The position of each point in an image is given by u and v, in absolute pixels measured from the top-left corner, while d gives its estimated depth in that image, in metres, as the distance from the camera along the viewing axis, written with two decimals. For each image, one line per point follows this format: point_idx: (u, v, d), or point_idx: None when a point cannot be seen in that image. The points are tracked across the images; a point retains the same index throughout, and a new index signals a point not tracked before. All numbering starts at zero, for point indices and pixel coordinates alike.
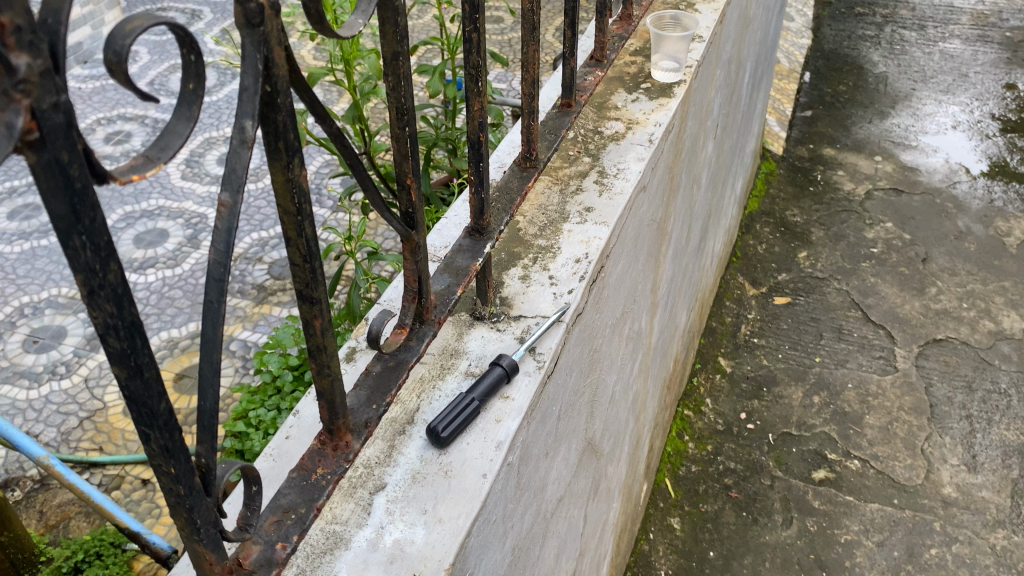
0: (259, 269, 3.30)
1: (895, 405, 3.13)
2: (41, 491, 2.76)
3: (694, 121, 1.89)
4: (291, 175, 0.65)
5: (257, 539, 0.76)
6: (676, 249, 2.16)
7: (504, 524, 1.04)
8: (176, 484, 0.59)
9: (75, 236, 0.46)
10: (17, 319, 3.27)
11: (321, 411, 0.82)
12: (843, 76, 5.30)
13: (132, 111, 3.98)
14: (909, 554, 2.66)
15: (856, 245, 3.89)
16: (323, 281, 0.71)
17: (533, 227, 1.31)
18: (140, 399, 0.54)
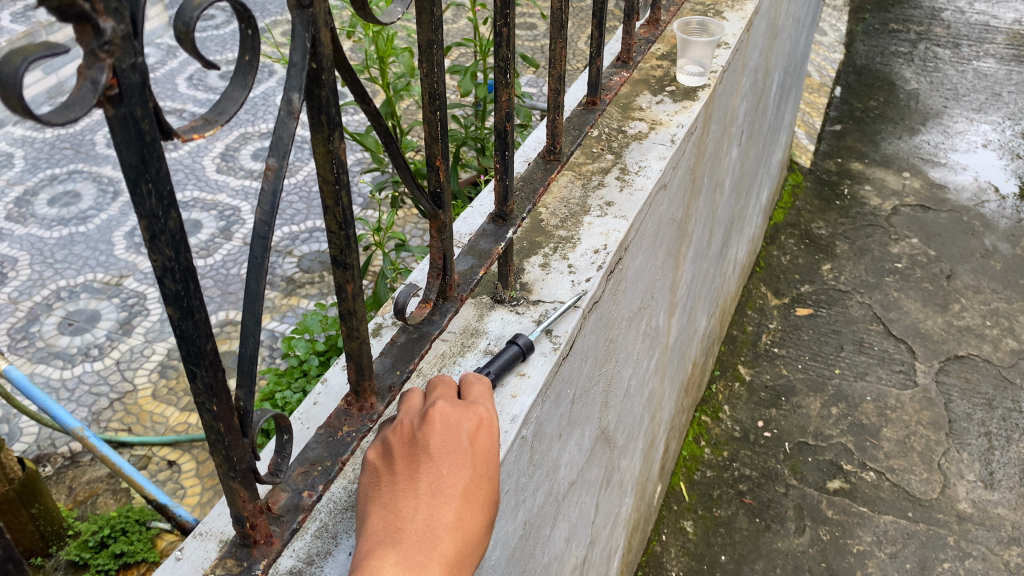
0: (290, 262, 3.38)
1: (913, 419, 3.14)
2: (71, 468, 2.84)
3: (718, 125, 1.94)
4: (331, 147, 0.71)
5: (286, 486, 0.83)
6: (697, 251, 2.20)
7: (516, 496, 1.09)
8: (217, 422, 0.65)
9: (142, 183, 0.52)
10: (54, 301, 3.37)
11: (348, 371, 0.88)
12: (874, 92, 5.31)
13: (171, 105, 4.11)
14: (921, 567, 2.67)
15: (880, 259, 3.90)
16: (356, 249, 0.77)
17: (555, 218, 1.37)
18: (190, 338, 0.60)
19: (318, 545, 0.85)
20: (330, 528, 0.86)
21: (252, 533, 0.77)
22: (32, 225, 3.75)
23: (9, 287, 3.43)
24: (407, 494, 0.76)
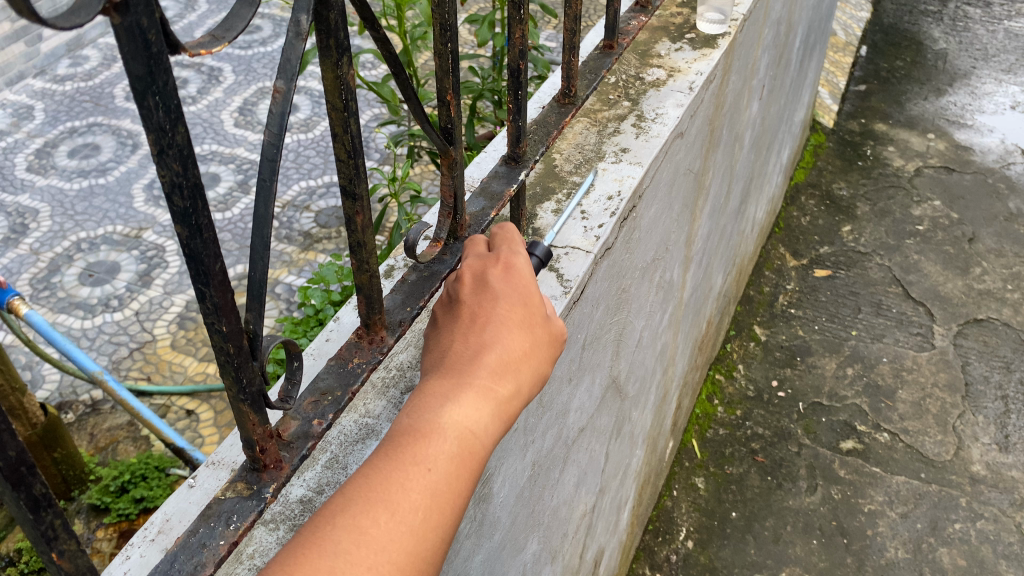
0: (307, 217, 3.39)
1: (929, 381, 3.13)
2: (92, 415, 2.88)
3: (738, 75, 1.91)
4: (340, 73, 0.71)
5: (296, 415, 0.83)
6: (714, 206, 2.18)
7: (525, 437, 1.12)
8: (226, 342, 0.66)
9: (149, 96, 0.53)
10: (75, 253, 3.41)
11: (359, 305, 0.88)
12: (901, 51, 5.20)
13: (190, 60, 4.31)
14: (932, 527, 2.67)
15: (901, 221, 3.85)
16: (365, 178, 0.78)
17: (569, 164, 1.36)
18: (198, 257, 0.61)
19: (328, 475, 0.87)
20: (339, 459, 0.89)
21: (262, 458, 0.77)
22: (53, 177, 3.77)
23: (30, 238, 3.47)
24: (449, 331, 0.84)
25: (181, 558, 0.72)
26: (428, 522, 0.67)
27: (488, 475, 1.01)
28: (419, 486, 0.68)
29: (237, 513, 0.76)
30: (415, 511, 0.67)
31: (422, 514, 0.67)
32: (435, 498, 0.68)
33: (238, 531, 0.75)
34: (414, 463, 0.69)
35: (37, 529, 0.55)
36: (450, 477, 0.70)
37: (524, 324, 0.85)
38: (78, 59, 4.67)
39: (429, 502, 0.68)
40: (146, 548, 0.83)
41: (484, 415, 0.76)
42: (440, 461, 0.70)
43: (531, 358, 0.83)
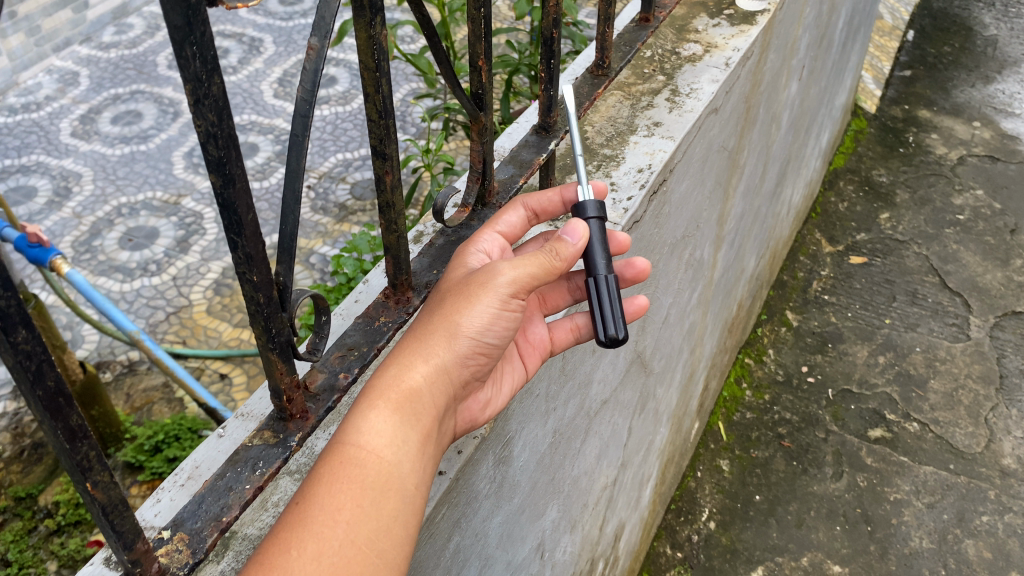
0: (342, 189, 3.43)
1: (963, 372, 3.08)
2: (129, 375, 2.94)
3: (776, 54, 1.89)
4: (373, 33, 0.72)
5: (323, 368, 0.86)
6: (748, 186, 2.16)
7: (547, 403, 1.15)
8: (256, 292, 0.68)
9: (187, 46, 0.55)
10: (115, 217, 3.47)
11: (387, 265, 0.90)
12: (949, 37, 5.08)
13: (231, 29, 4.35)
14: (959, 519, 2.64)
15: (942, 210, 3.78)
16: (395, 139, 0.79)
17: (601, 137, 1.37)
18: (231, 206, 0.63)
19: None
20: None
21: (289, 407, 0.80)
22: (96, 142, 3.84)
23: (73, 202, 3.54)
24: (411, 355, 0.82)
25: (208, 499, 0.75)
26: (307, 556, 0.63)
27: (508, 437, 1.03)
28: (291, 521, 0.65)
29: (263, 460, 0.78)
30: (283, 548, 0.63)
31: (294, 546, 0.63)
32: (306, 525, 0.64)
33: (264, 476, 0.77)
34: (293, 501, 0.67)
35: (73, 458, 0.58)
36: (332, 496, 0.66)
37: (438, 310, 0.80)
38: (123, 27, 4.74)
39: (297, 533, 0.63)
40: (176, 492, 0.86)
41: (380, 418, 0.71)
42: (318, 487, 0.67)
43: (450, 342, 0.77)
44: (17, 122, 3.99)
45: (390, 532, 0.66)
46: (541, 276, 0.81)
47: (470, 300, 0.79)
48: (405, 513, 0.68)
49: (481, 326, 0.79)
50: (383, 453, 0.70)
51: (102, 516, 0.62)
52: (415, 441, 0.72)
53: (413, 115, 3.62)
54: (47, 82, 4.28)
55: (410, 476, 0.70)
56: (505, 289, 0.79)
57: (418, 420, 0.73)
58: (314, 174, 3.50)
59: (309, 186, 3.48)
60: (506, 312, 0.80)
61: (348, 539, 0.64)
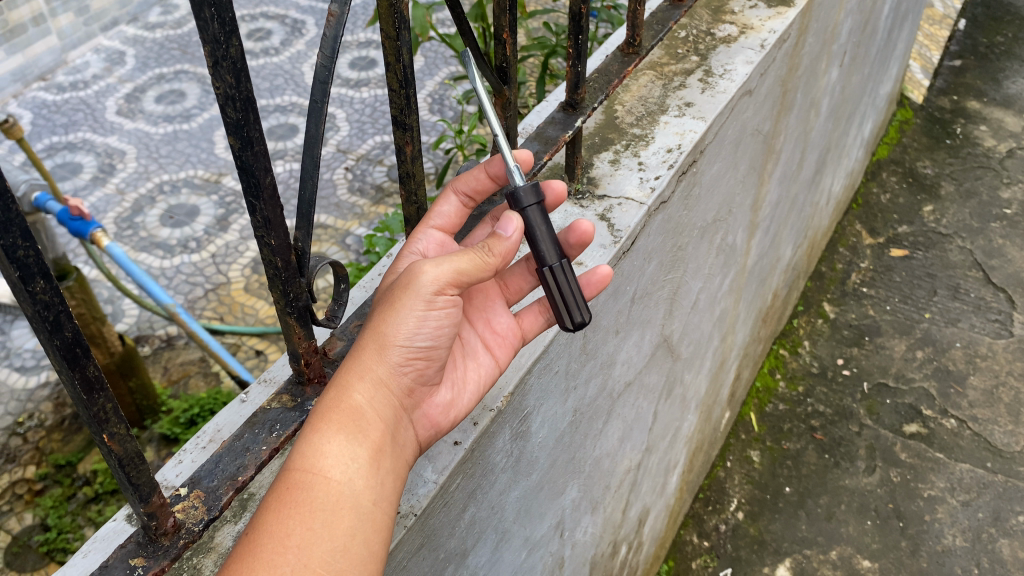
0: (379, 171, 3.45)
1: (1005, 369, 3.01)
2: (167, 349, 3.00)
3: (816, 38, 1.86)
4: (394, 1, 0.73)
5: (342, 335, 0.90)
6: (785, 172, 2.13)
7: (567, 381, 1.15)
8: (274, 256, 0.70)
9: (205, 8, 0.56)
10: (157, 195, 3.54)
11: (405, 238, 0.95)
12: (1003, 26, 4.94)
13: (274, 10, 4.38)
14: (994, 518, 2.59)
15: (988, 203, 3.69)
16: (415, 109, 0.81)
17: (631, 116, 1.36)
18: (249, 169, 0.64)
19: None
20: None
21: (306, 371, 0.83)
22: (140, 121, 3.91)
23: (117, 179, 3.61)
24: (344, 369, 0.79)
25: (226, 459, 0.79)
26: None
27: (525, 412, 1.04)
28: (240, 553, 0.63)
29: (280, 423, 0.82)
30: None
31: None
32: (255, 557, 0.62)
33: (280, 438, 0.81)
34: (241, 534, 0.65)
35: (90, 410, 0.60)
36: (280, 524, 0.64)
37: (371, 320, 0.77)
38: (169, 8, 4.81)
39: (245, 566, 0.61)
40: (197, 453, 0.88)
41: (322, 439, 0.69)
42: (263, 517, 0.65)
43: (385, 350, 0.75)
44: (65, 100, 4.08)
45: (347, 551, 0.65)
46: (469, 266, 0.76)
47: (397, 306, 0.75)
48: (362, 529, 0.66)
49: (415, 330, 0.76)
50: (331, 473, 0.67)
51: (119, 468, 0.64)
52: (364, 457, 0.70)
53: (450, 98, 3.62)
54: (95, 61, 4.36)
55: (364, 491, 0.68)
56: (429, 286, 0.75)
57: (364, 435, 0.71)
58: (351, 155, 3.53)
59: (346, 168, 3.50)
60: (440, 311, 0.76)
61: (301, 565, 0.62)
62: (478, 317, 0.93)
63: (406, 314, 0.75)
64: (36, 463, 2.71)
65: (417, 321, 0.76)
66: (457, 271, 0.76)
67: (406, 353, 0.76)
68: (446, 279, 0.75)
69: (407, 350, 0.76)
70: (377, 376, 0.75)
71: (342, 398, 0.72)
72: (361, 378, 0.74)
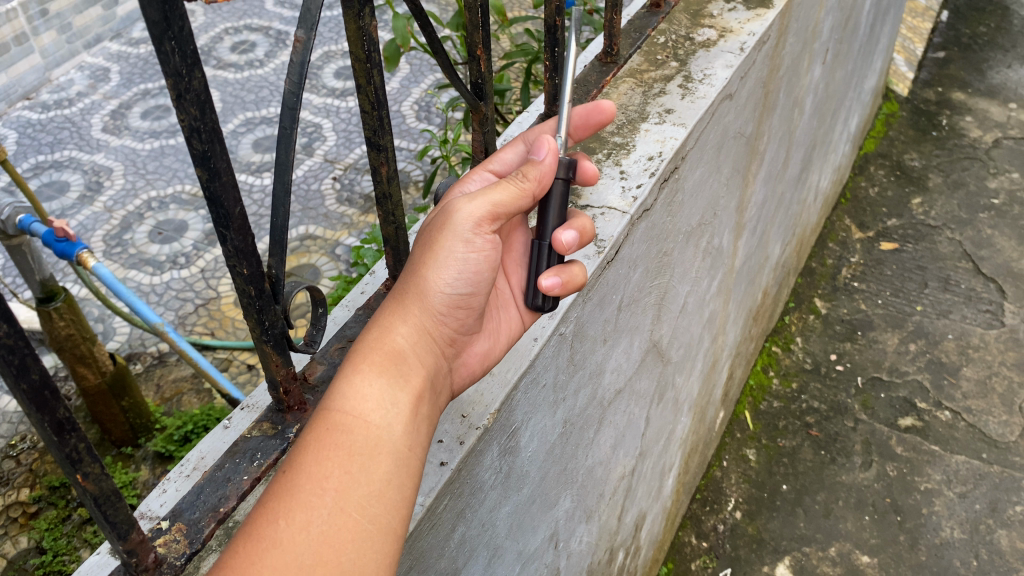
0: (366, 180, 3.45)
1: (997, 360, 3.01)
2: (159, 366, 2.98)
3: (796, 37, 1.86)
4: (362, 24, 0.74)
5: (323, 360, 0.91)
6: (770, 171, 2.13)
7: (556, 393, 1.15)
8: (249, 284, 0.71)
9: (166, 41, 0.56)
10: (145, 211, 3.52)
11: (387, 258, 0.95)
12: (985, 17, 4.95)
13: (258, 22, 4.37)
14: (991, 509, 2.59)
15: (976, 194, 3.70)
16: (388, 130, 0.82)
17: (611, 125, 1.35)
18: (218, 200, 0.65)
19: None
20: None
21: (286, 399, 0.84)
22: (126, 137, 3.89)
23: (105, 196, 3.60)
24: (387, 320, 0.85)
25: (207, 490, 0.79)
26: (294, 525, 0.64)
27: (513, 427, 1.04)
28: (278, 492, 0.66)
29: (261, 451, 0.83)
30: (270, 521, 0.64)
31: (281, 517, 0.64)
32: (293, 496, 0.65)
33: (262, 466, 0.82)
34: (278, 473, 0.68)
35: (62, 451, 0.60)
36: (320, 464, 0.68)
37: (414, 268, 0.84)
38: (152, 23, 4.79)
39: (284, 503, 0.65)
40: (181, 482, 0.87)
41: (365, 379, 0.74)
42: (302, 456, 0.68)
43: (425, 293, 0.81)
44: (50, 118, 4.06)
45: (383, 495, 0.68)
46: (502, 201, 0.83)
47: (438, 250, 0.82)
48: (397, 475, 0.70)
49: (455, 271, 0.82)
50: (370, 416, 0.72)
51: (95, 507, 0.64)
52: (403, 401, 0.74)
53: (435, 106, 3.62)
54: (79, 79, 4.34)
55: (402, 437, 0.72)
56: (466, 224, 0.82)
57: (403, 379, 0.76)
58: (338, 165, 3.52)
59: (334, 178, 3.49)
60: (477, 249, 0.83)
61: (337, 508, 0.65)
62: (512, 268, 0.99)
63: (446, 257, 0.82)
64: (30, 485, 2.69)
65: (458, 263, 0.83)
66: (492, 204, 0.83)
67: (447, 299, 0.83)
68: (481, 216, 0.83)
69: (447, 296, 0.83)
70: (419, 321, 0.81)
71: (386, 340, 0.78)
72: (403, 322, 0.81)
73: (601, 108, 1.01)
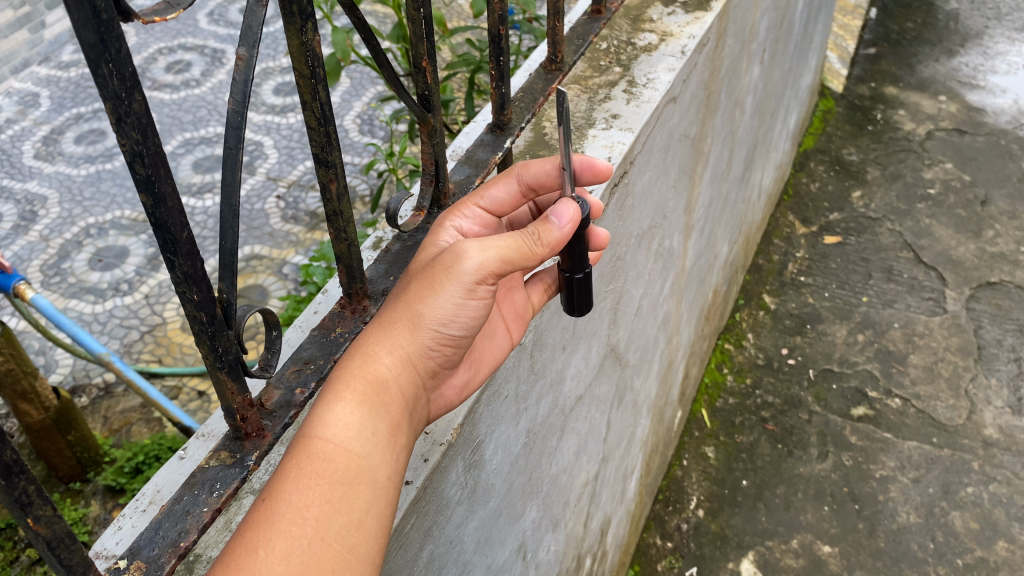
0: (312, 197, 3.40)
1: (942, 346, 3.09)
2: (106, 398, 2.89)
3: (735, 39, 1.89)
4: (305, 39, 0.73)
5: (279, 384, 0.88)
6: (715, 171, 2.15)
7: (518, 403, 1.14)
8: (199, 311, 0.69)
9: (102, 64, 0.55)
10: (84, 238, 3.42)
11: (340, 275, 0.92)
12: (912, 13, 5.10)
13: (193, 41, 4.28)
14: (944, 492, 2.65)
15: (912, 185, 3.80)
16: (336, 145, 0.81)
17: (559, 132, 1.35)
18: (164, 226, 0.63)
19: None
20: None
21: (243, 426, 0.81)
22: (60, 163, 3.77)
23: (40, 225, 3.48)
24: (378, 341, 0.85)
25: (166, 525, 0.76)
26: (275, 555, 0.65)
27: (477, 441, 1.02)
28: (257, 521, 0.67)
29: (220, 481, 0.80)
30: (250, 550, 0.65)
31: (261, 547, 0.65)
32: (273, 525, 0.66)
33: (222, 497, 0.78)
34: (257, 499, 0.69)
35: (10, 494, 0.57)
36: (302, 492, 0.69)
37: (404, 297, 0.84)
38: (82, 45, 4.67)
39: (267, 531, 0.66)
40: (137, 518, 0.85)
41: (351, 412, 0.75)
42: (282, 484, 0.69)
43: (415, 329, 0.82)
44: None
45: (362, 526, 0.69)
46: (513, 261, 0.84)
47: (437, 287, 0.83)
48: (376, 505, 0.71)
49: (450, 311, 0.83)
50: (351, 445, 0.73)
51: (48, 552, 0.61)
52: (383, 432, 0.76)
53: (379, 119, 3.59)
54: (7, 105, 4.20)
55: (382, 470, 0.73)
56: (472, 275, 0.83)
57: (385, 410, 0.77)
58: (282, 183, 3.46)
59: (278, 196, 3.43)
60: (473, 294, 0.83)
61: (317, 538, 0.67)
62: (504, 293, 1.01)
63: (442, 295, 0.83)
64: None
65: (452, 304, 0.83)
66: (503, 262, 0.83)
67: (436, 335, 0.84)
68: (489, 268, 0.83)
69: (437, 333, 0.83)
70: (405, 352, 0.82)
71: (369, 370, 0.79)
72: (388, 352, 0.81)
73: (597, 165, 1.02)
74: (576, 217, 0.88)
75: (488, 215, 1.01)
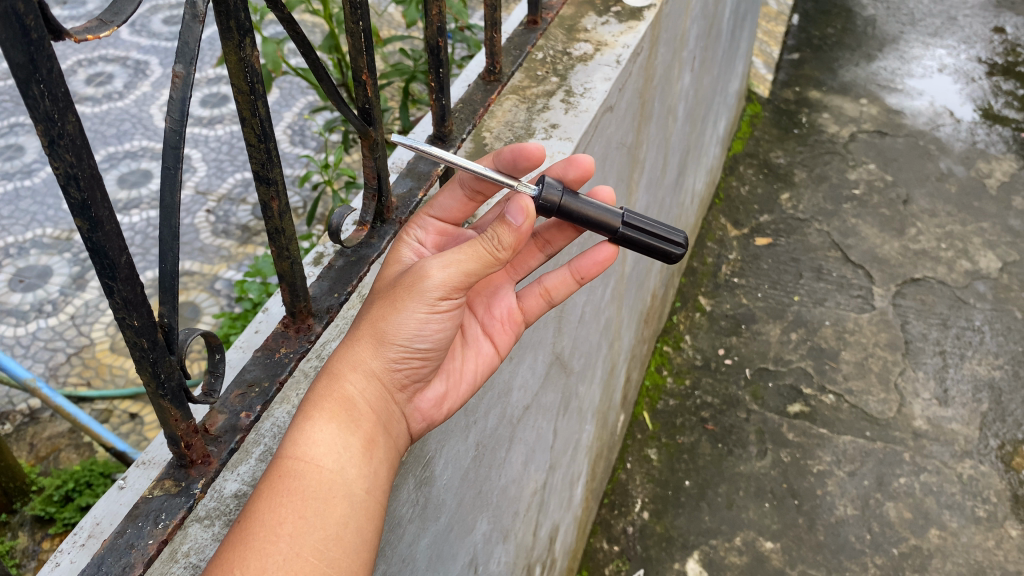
0: (243, 210, 3.32)
1: (871, 341, 3.18)
2: (31, 424, 2.77)
3: (667, 47, 1.92)
4: (243, 54, 0.71)
5: (223, 409, 0.85)
6: (650, 177, 2.18)
7: (467, 418, 1.13)
8: (140, 337, 0.67)
9: (33, 85, 0.52)
10: (2, 258, 3.27)
11: (283, 294, 0.90)
12: (831, 19, 5.26)
13: (114, 53, 4.15)
14: (878, 483, 2.72)
15: (838, 186, 3.91)
16: (277, 162, 0.79)
17: (499, 142, 1.34)
18: (102, 251, 0.61)
19: (262, 469, 0.90)
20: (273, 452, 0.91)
21: (188, 453, 0.78)
22: None
23: None
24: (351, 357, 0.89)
25: (109, 560, 0.73)
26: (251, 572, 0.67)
27: (428, 457, 1.01)
28: (234, 543, 0.69)
29: (165, 512, 0.77)
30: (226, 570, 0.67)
31: (236, 567, 0.67)
32: (247, 545, 0.68)
33: (167, 529, 0.76)
34: (234, 523, 0.71)
35: None
36: (275, 512, 0.71)
37: (369, 317, 0.87)
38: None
39: (241, 553, 0.68)
40: (76, 553, 0.83)
41: (324, 429, 0.78)
42: (256, 505, 0.72)
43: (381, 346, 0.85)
44: None
45: (340, 539, 0.71)
46: (476, 272, 0.87)
47: (399, 304, 0.86)
48: (354, 519, 0.73)
49: (414, 326, 0.86)
50: (323, 461, 0.75)
51: None
52: (355, 446, 0.78)
53: (311, 130, 3.54)
54: None
55: (356, 482, 0.76)
56: (435, 291, 0.86)
57: (356, 425, 0.80)
58: (211, 197, 3.38)
59: (208, 210, 3.35)
60: (438, 309, 0.87)
61: (293, 553, 0.68)
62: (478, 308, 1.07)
63: (406, 312, 0.86)
64: None
65: (418, 322, 0.86)
66: (466, 275, 0.86)
67: (403, 350, 0.87)
68: (452, 282, 0.86)
69: (403, 347, 0.87)
70: (372, 369, 0.85)
71: (337, 388, 0.82)
72: (355, 369, 0.84)
73: (526, 151, 1.01)
74: (531, 209, 0.87)
75: (443, 223, 1.06)
